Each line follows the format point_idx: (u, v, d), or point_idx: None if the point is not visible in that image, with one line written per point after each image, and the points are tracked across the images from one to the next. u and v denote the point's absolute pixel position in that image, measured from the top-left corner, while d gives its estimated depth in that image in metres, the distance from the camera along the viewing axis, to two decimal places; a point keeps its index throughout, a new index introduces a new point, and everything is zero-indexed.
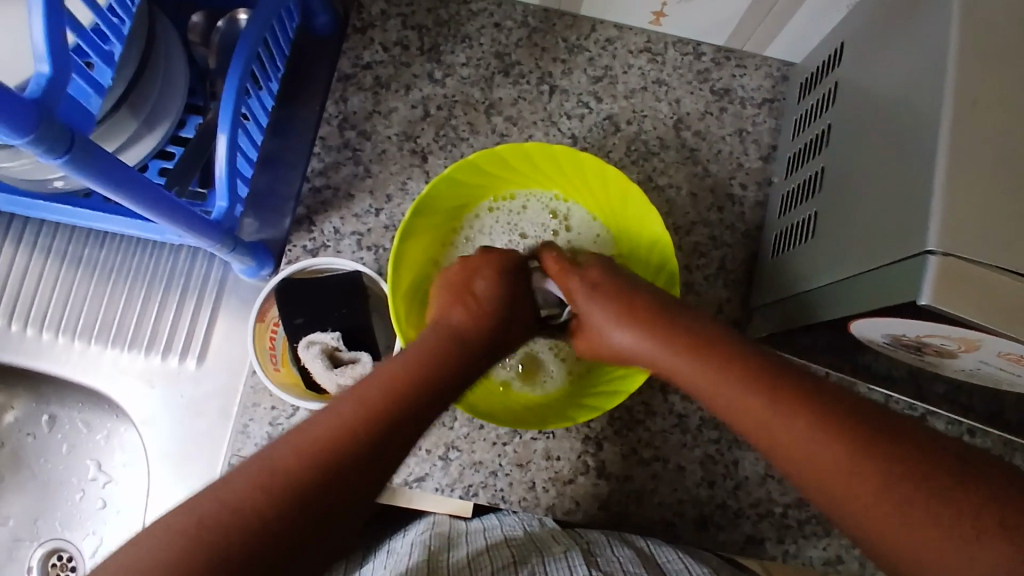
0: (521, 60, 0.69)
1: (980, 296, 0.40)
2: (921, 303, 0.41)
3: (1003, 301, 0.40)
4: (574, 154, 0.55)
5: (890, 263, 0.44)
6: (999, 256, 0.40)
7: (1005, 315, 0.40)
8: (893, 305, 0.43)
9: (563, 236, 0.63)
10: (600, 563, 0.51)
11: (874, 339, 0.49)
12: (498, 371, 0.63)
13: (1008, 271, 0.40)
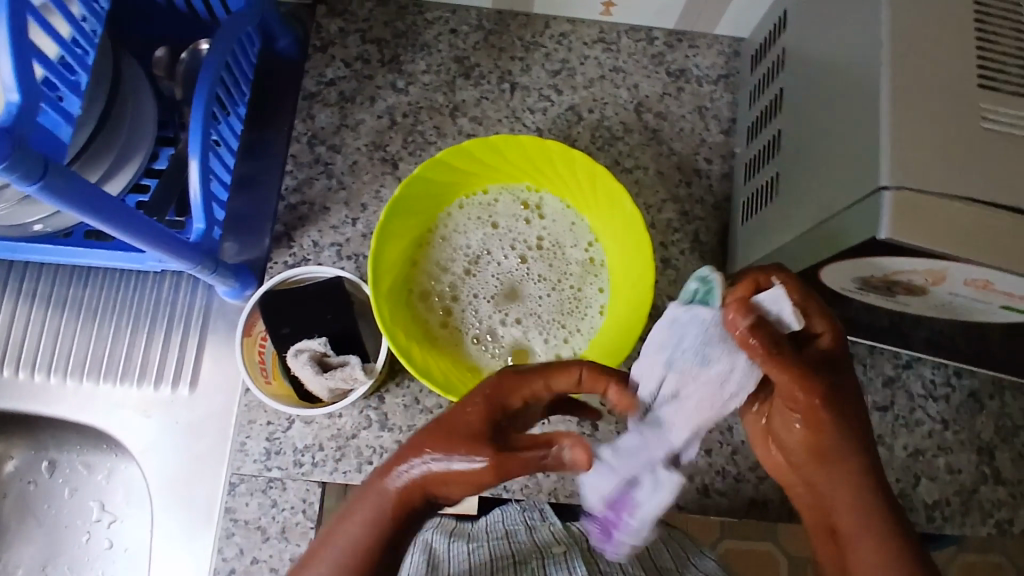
0: (480, 62, 0.71)
1: (934, 224, 0.41)
2: (881, 239, 0.42)
3: (957, 226, 0.41)
4: (546, 142, 0.57)
5: (849, 205, 0.45)
6: (950, 184, 0.42)
7: (961, 239, 0.41)
8: (857, 245, 0.44)
9: (538, 225, 0.63)
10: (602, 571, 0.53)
11: (844, 286, 0.51)
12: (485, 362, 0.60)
13: (962, 197, 0.42)
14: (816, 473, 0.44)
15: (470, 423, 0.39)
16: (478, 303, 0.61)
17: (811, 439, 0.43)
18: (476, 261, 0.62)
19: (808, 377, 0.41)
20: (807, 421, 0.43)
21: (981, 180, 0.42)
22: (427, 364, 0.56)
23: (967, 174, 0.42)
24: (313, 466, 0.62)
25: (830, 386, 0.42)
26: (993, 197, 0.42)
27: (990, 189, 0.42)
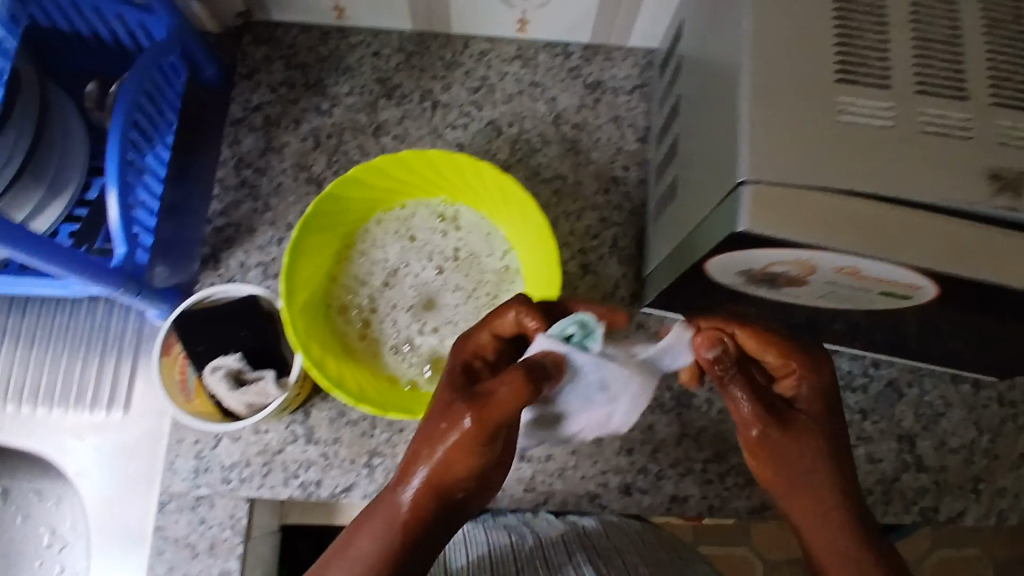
0: (402, 82, 0.73)
1: (789, 214, 0.43)
2: (741, 231, 0.44)
3: (811, 215, 0.43)
4: (454, 157, 0.59)
5: (720, 201, 0.47)
6: (805, 177, 0.44)
7: (816, 227, 0.43)
8: (727, 240, 0.46)
9: (454, 237, 0.64)
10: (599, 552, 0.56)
11: (733, 280, 0.53)
12: (403, 371, 0.61)
13: (818, 188, 0.44)
14: (790, 500, 0.45)
15: (445, 396, 0.43)
16: (397, 315, 0.62)
17: (775, 478, 0.45)
18: (394, 274, 0.63)
19: (754, 402, 0.45)
20: (761, 449, 0.45)
21: (836, 172, 0.44)
22: (341, 375, 0.58)
23: (822, 167, 0.44)
24: (240, 482, 0.63)
25: (780, 412, 0.45)
26: (849, 187, 0.44)
27: (846, 180, 0.44)
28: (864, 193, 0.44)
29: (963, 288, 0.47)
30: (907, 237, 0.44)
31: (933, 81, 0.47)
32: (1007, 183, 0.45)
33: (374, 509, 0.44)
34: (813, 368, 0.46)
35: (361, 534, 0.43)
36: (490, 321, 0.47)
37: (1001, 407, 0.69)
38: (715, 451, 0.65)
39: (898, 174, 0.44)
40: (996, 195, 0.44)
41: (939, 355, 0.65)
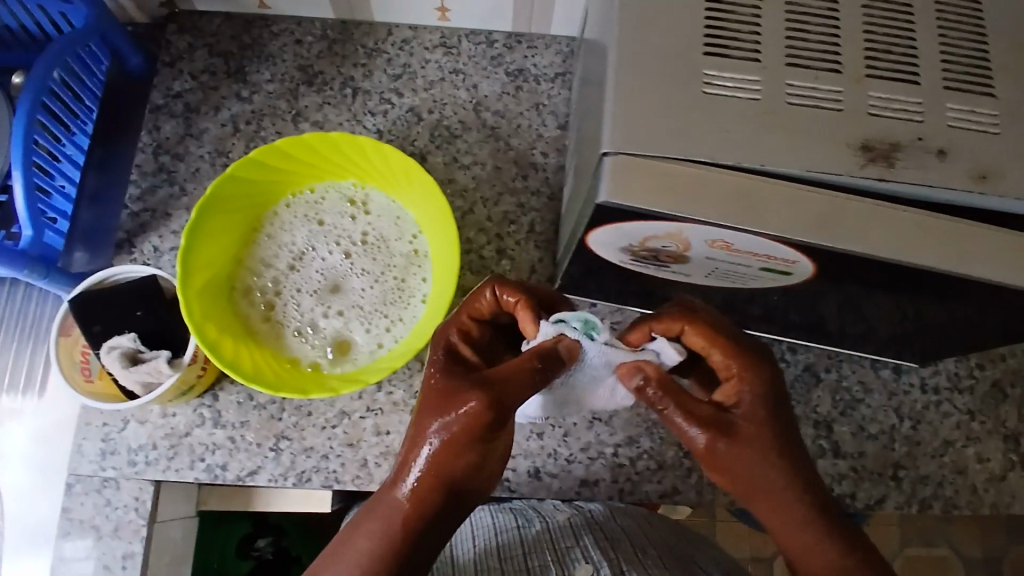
0: (323, 69, 0.73)
1: (648, 185, 0.43)
2: (602, 202, 0.44)
3: (670, 186, 0.43)
4: (356, 140, 0.60)
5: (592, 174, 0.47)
6: (666, 146, 0.43)
7: (674, 198, 0.43)
8: (593, 213, 0.46)
9: (363, 220, 0.64)
10: (602, 529, 0.59)
11: (620, 258, 0.52)
12: (306, 354, 0.61)
13: (678, 158, 0.43)
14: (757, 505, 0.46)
15: (442, 384, 0.44)
16: (301, 298, 0.62)
17: (733, 483, 0.45)
18: (301, 257, 0.63)
19: (698, 417, 0.45)
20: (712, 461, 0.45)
21: (699, 141, 0.44)
22: (236, 357, 0.58)
23: (684, 136, 0.44)
24: (146, 465, 0.63)
25: (723, 424, 0.45)
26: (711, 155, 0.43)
27: (708, 149, 0.44)
28: (726, 162, 0.43)
29: (836, 261, 0.46)
30: (768, 207, 0.43)
31: (809, 54, 0.46)
32: (879, 155, 0.44)
33: (376, 508, 0.45)
34: (752, 373, 0.46)
35: (367, 534, 0.44)
36: (467, 305, 0.49)
37: (922, 394, 0.68)
38: (626, 435, 0.66)
39: (761, 144, 0.44)
40: (866, 165, 0.44)
41: (847, 337, 0.65)
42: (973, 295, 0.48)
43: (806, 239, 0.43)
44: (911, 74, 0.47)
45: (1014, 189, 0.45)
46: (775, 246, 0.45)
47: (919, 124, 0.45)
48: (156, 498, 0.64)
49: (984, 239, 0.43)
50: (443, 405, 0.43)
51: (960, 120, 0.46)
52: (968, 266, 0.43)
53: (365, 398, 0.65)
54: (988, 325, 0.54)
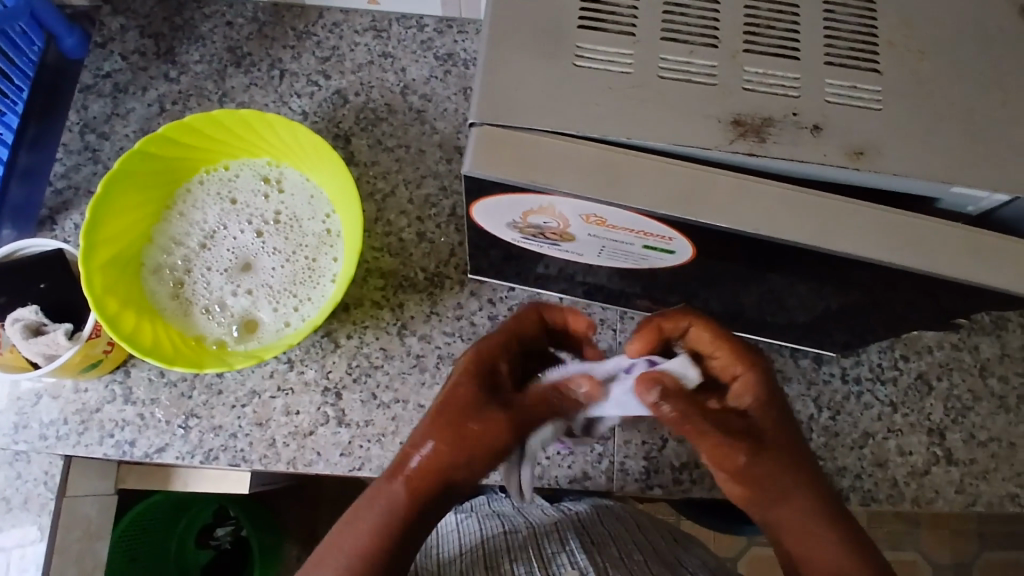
0: (252, 52, 0.74)
1: (514, 157, 0.43)
2: (469, 174, 0.43)
3: (537, 158, 0.43)
4: (264, 117, 0.60)
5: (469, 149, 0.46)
6: (532, 117, 0.43)
7: (539, 171, 0.42)
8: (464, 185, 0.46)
9: (276, 199, 0.64)
10: (586, 531, 0.66)
11: (510, 235, 0.52)
12: (211, 330, 0.61)
13: (545, 130, 0.43)
14: (768, 512, 0.47)
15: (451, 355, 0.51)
16: (210, 275, 0.63)
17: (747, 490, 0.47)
18: (212, 235, 0.63)
19: (710, 424, 0.46)
20: (729, 471, 0.47)
21: (566, 113, 0.44)
22: (137, 331, 0.58)
23: (552, 107, 0.43)
24: (57, 440, 0.63)
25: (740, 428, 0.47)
26: (577, 128, 0.43)
27: (575, 121, 0.43)
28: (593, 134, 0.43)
29: (713, 238, 0.46)
30: (635, 180, 0.43)
31: (687, 29, 0.46)
32: (750, 129, 0.44)
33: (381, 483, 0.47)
34: (757, 367, 0.48)
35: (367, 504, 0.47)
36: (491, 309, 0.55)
37: (842, 384, 0.68)
38: None
39: (630, 117, 0.44)
40: (735, 140, 0.44)
41: (763, 325, 0.64)
42: (856, 276, 0.47)
43: (672, 213, 0.43)
44: (792, 50, 0.46)
45: (890, 165, 0.44)
46: (648, 222, 0.45)
47: (794, 99, 0.45)
48: (66, 472, 0.64)
49: (854, 216, 0.43)
50: (457, 406, 0.45)
51: (840, 95, 0.45)
52: (838, 242, 0.43)
53: (277, 378, 0.64)
54: (885, 310, 0.53)
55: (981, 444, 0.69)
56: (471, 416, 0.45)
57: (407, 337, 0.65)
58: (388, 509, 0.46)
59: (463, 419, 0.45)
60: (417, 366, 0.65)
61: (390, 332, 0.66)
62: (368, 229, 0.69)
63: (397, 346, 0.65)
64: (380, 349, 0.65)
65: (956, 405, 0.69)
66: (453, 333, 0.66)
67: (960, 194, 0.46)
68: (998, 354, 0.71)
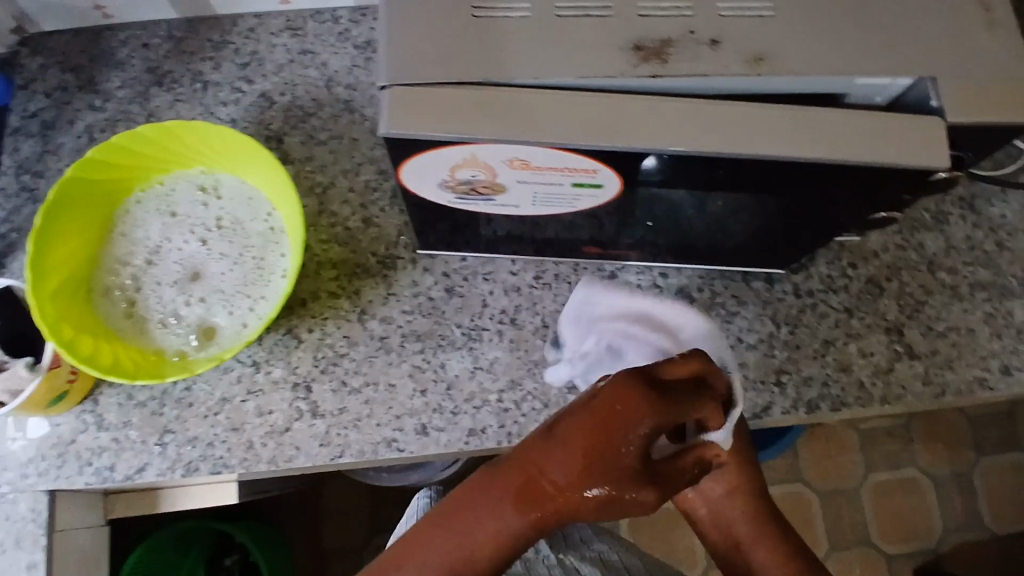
0: (172, 69, 0.74)
1: (427, 110, 0.44)
2: (386, 136, 0.44)
3: (450, 107, 0.44)
4: (190, 126, 0.60)
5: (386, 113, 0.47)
6: (438, 74, 0.44)
7: (454, 119, 0.44)
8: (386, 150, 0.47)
9: (216, 206, 0.64)
10: None
11: (444, 197, 0.53)
12: (171, 344, 0.61)
13: (452, 82, 0.44)
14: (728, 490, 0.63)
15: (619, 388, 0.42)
16: (161, 290, 0.63)
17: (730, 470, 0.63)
18: (157, 251, 0.64)
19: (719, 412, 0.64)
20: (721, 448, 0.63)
21: (470, 64, 0.45)
22: (95, 353, 0.58)
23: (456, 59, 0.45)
24: (37, 477, 0.63)
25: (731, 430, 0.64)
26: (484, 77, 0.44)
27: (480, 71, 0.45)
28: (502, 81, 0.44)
29: (634, 165, 0.47)
30: (548, 117, 0.44)
31: None
32: (651, 53, 0.45)
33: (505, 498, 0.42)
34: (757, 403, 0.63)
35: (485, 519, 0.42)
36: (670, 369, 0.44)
37: (797, 299, 0.70)
38: (509, 380, 0.66)
39: (533, 60, 0.45)
40: (638, 65, 0.45)
41: (710, 253, 0.65)
42: (782, 180, 0.48)
43: (590, 143, 0.44)
44: None
45: (791, 67, 0.46)
46: (570, 156, 0.46)
47: (688, 19, 0.46)
48: (51, 507, 0.64)
49: (765, 118, 0.45)
50: (611, 455, 0.40)
51: (733, 8, 0.47)
52: (754, 143, 0.44)
53: (245, 381, 0.64)
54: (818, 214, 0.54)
55: (941, 335, 0.70)
56: (634, 485, 0.41)
57: (368, 321, 0.66)
58: (504, 526, 0.42)
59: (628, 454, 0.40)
60: (383, 348, 0.65)
61: (351, 319, 0.66)
62: (313, 223, 0.69)
63: (359, 331, 0.66)
64: (342, 337, 0.65)
65: (910, 301, 0.71)
66: (413, 310, 0.67)
67: (865, 85, 0.48)
68: (943, 247, 0.73)
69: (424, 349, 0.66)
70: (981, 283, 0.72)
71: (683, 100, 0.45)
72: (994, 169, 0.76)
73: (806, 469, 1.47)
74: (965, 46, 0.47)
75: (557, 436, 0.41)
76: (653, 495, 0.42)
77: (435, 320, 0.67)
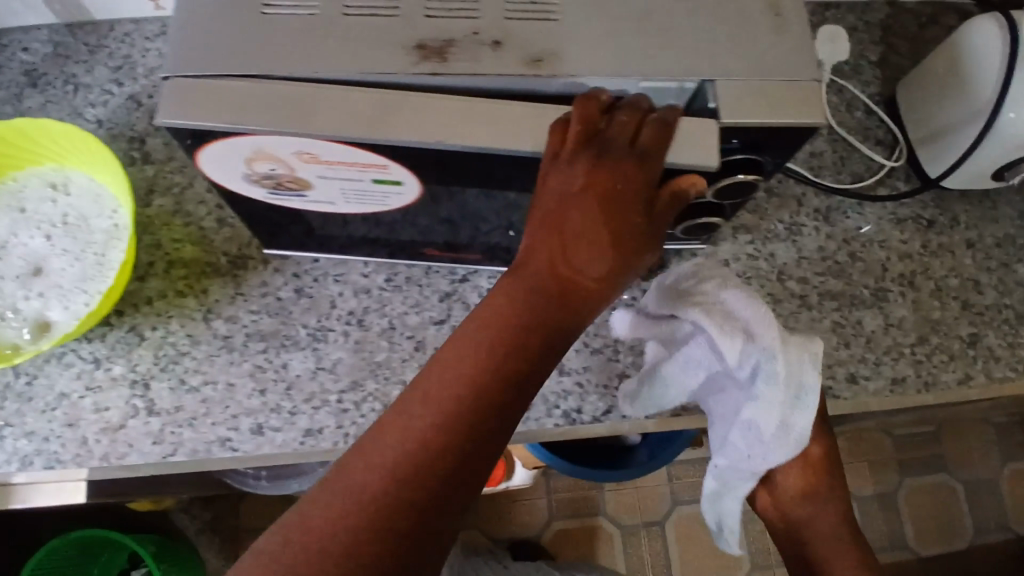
0: (46, 70, 0.76)
1: (203, 101, 0.45)
2: (162, 125, 0.45)
3: (227, 99, 0.45)
4: (34, 122, 0.62)
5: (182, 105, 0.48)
6: (221, 69, 0.46)
7: (229, 110, 0.45)
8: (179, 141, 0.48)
9: (63, 202, 0.65)
10: None
11: (255, 191, 0.54)
12: (6, 336, 0.62)
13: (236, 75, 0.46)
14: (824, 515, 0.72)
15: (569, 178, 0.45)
16: (3, 284, 0.64)
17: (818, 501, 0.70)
18: (3, 246, 0.65)
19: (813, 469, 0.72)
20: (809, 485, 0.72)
21: (255, 58, 0.46)
22: None
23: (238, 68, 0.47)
24: None
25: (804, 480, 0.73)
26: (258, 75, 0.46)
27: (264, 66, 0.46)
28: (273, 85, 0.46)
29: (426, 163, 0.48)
30: (322, 110, 0.45)
31: None
32: (432, 52, 0.47)
33: (495, 304, 0.44)
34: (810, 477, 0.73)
35: (475, 332, 0.43)
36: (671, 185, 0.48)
37: None
38: (351, 380, 0.66)
39: (317, 57, 0.46)
40: (418, 63, 0.46)
41: None
42: None
43: (357, 133, 0.45)
44: None
45: (569, 68, 0.47)
46: (355, 153, 0.47)
47: (474, 20, 0.48)
48: None
49: (533, 118, 0.46)
50: (620, 198, 0.45)
51: (519, 11, 0.48)
52: (522, 141, 0.45)
53: (84, 378, 0.65)
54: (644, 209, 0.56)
55: None
56: (622, 179, 0.45)
57: (213, 320, 0.67)
58: (460, 371, 0.41)
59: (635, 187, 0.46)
60: (225, 347, 0.66)
61: (196, 318, 0.67)
62: (167, 222, 0.70)
63: (203, 330, 0.66)
64: (185, 335, 0.66)
65: None
66: (260, 310, 0.68)
67: (652, 89, 0.48)
68: (794, 258, 0.74)
69: (267, 349, 0.66)
70: (831, 293, 0.74)
71: (451, 97, 0.46)
72: (853, 181, 0.78)
73: None
74: (754, 46, 0.48)
75: (546, 224, 0.46)
76: (641, 177, 0.46)
77: (281, 320, 0.67)
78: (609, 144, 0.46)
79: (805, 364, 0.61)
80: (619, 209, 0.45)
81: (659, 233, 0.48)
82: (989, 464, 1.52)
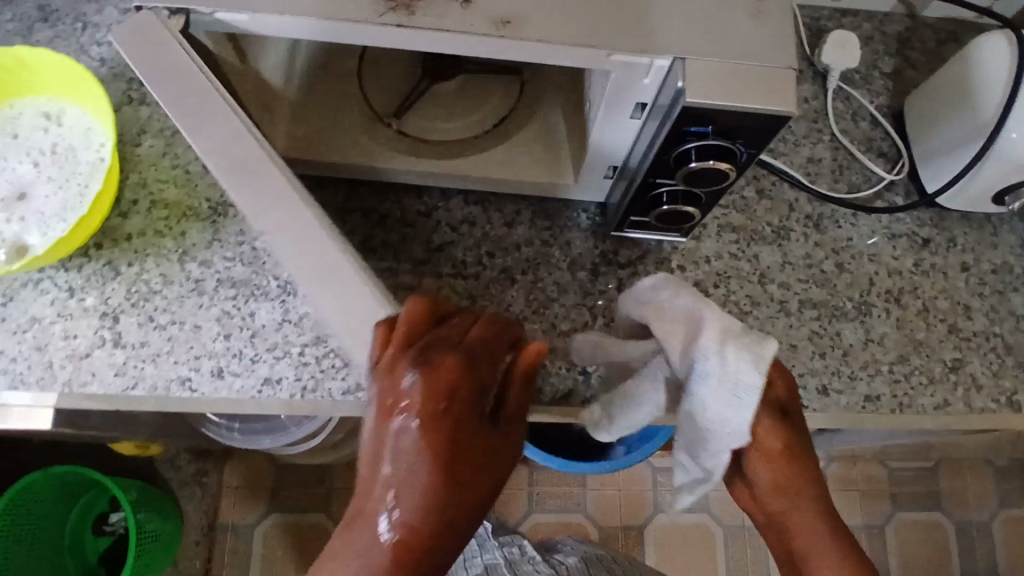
0: (59, 7, 0.77)
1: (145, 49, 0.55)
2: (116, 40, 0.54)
3: (166, 62, 0.55)
4: (32, 50, 0.63)
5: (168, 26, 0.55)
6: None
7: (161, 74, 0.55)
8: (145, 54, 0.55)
9: (55, 132, 0.67)
10: None
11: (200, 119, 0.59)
12: None
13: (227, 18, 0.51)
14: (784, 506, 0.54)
15: (392, 378, 0.44)
16: None
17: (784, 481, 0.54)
18: None
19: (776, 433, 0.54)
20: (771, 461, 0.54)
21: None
22: None
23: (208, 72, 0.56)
24: None
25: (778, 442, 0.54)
26: (223, 93, 0.55)
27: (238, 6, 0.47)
28: (240, 120, 0.55)
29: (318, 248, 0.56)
30: (221, 124, 0.55)
31: None
32: (400, 4, 0.47)
33: (364, 517, 0.43)
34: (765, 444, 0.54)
35: (359, 521, 0.43)
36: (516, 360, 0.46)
37: (617, 294, 0.69)
38: (314, 335, 0.66)
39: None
40: (384, 13, 0.47)
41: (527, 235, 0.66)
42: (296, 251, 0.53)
43: (240, 180, 0.54)
44: None
45: (536, 32, 0.47)
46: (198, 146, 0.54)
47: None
48: None
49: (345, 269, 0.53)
50: (462, 396, 0.43)
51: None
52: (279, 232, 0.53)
53: (58, 304, 0.66)
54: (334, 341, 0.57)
55: None
56: (468, 381, 0.43)
57: (187, 263, 0.68)
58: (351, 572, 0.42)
59: (470, 380, 0.43)
60: (195, 289, 0.67)
61: (171, 259, 0.68)
62: (155, 163, 0.71)
63: (176, 271, 0.67)
64: (158, 274, 0.67)
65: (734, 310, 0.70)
66: (235, 258, 0.68)
67: (623, 64, 0.49)
68: (778, 262, 0.72)
69: (236, 296, 0.67)
70: (813, 301, 0.72)
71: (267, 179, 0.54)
72: (849, 192, 0.76)
73: (713, 501, 1.47)
74: (723, 34, 0.49)
75: (380, 423, 0.44)
76: (467, 373, 0.44)
77: (253, 270, 0.68)
78: (433, 348, 0.44)
79: (742, 362, 0.50)
80: (465, 413, 0.43)
81: (517, 416, 0.46)
82: (986, 509, 1.48)
